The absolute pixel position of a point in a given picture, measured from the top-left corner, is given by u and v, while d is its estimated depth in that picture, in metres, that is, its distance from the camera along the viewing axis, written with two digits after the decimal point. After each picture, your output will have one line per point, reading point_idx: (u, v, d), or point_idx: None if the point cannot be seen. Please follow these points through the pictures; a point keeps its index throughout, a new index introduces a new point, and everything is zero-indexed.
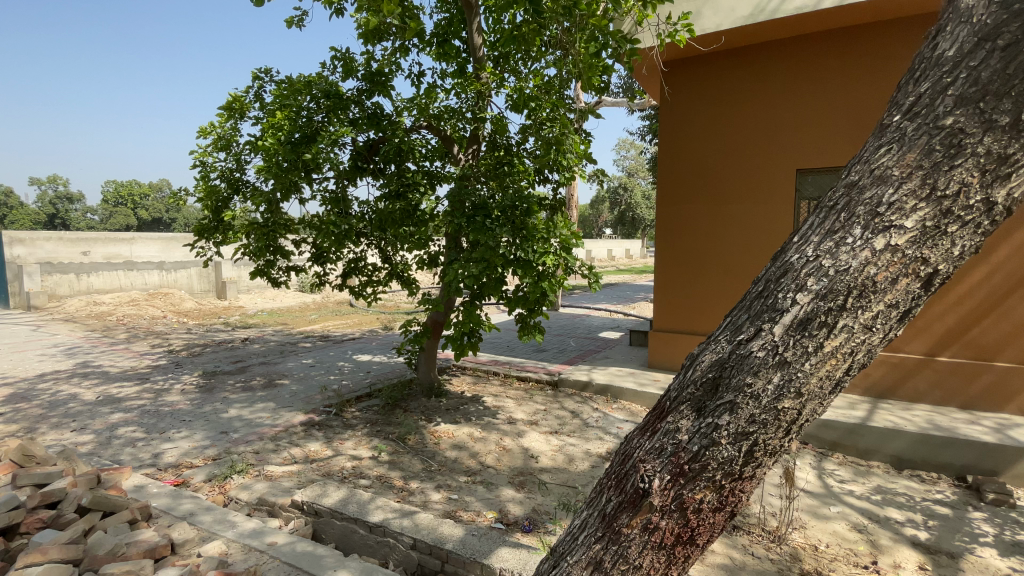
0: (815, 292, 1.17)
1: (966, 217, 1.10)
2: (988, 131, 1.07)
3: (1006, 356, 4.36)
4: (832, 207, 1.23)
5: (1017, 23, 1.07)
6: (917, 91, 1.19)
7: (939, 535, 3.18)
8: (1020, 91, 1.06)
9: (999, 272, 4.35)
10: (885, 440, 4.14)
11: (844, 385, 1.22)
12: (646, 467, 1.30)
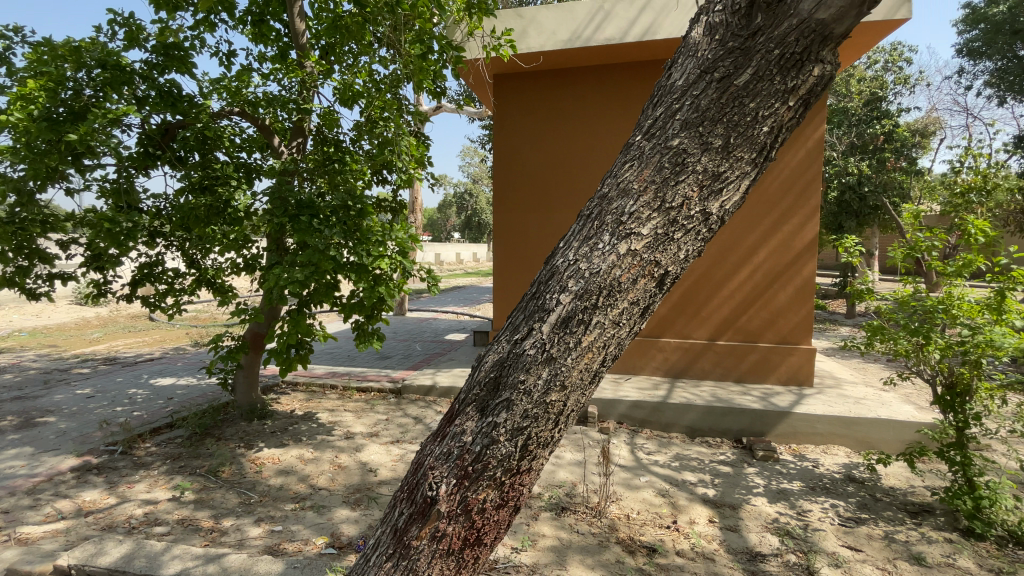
0: (574, 292, 1.35)
1: (689, 226, 1.38)
2: (704, 152, 1.37)
3: (765, 338, 5.48)
4: (588, 216, 1.43)
5: (728, 60, 1.38)
6: (655, 114, 1.45)
7: (718, 488, 3.86)
8: (725, 120, 1.37)
9: (758, 271, 5.49)
10: (681, 414, 4.90)
11: (601, 374, 1.43)
12: (435, 475, 1.40)
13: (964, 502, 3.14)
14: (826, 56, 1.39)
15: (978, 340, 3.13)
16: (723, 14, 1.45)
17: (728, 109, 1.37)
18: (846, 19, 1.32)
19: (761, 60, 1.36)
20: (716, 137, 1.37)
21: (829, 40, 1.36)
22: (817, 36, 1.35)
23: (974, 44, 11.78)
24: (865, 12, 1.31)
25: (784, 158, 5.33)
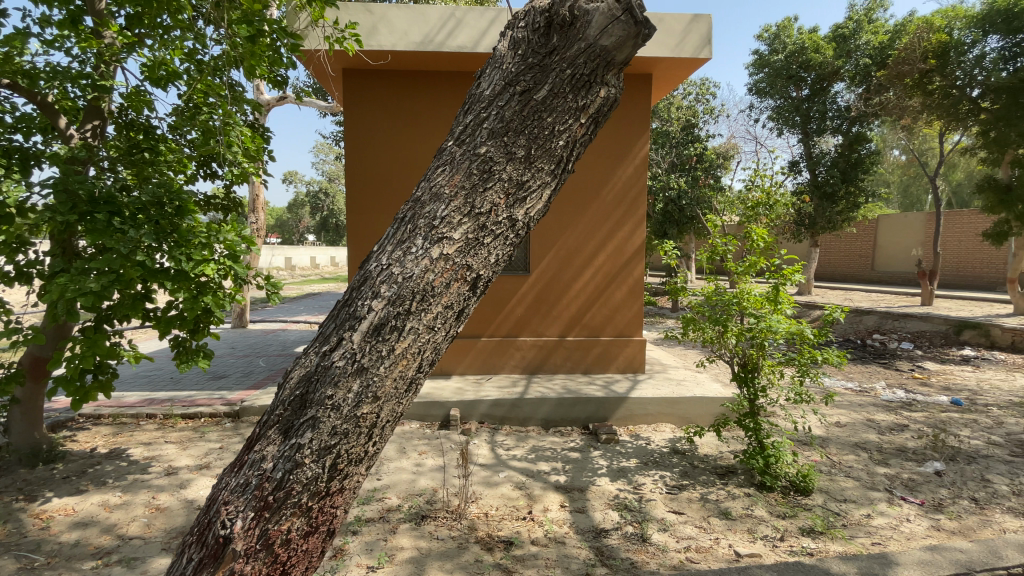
0: (386, 298, 1.41)
1: (498, 230, 1.50)
2: (509, 161, 1.50)
3: (606, 332, 6.06)
4: (402, 220, 1.52)
5: (527, 76, 1.55)
6: (465, 121, 1.57)
7: (569, 474, 4.16)
8: (527, 131, 1.52)
9: (600, 271, 6.03)
10: (536, 408, 5.16)
11: (416, 383, 1.48)
12: (231, 510, 1.36)
13: (756, 461, 3.83)
14: (613, 79, 1.61)
15: (762, 325, 3.85)
16: (525, 30, 1.62)
17: (529, 120, 1.52)
18: (625, 48, 1.54)
19: (555, 78, 1.53)
20: (520, 147, 1.51)
21: (613, 64, 1.57)
22: (603, 60, 1.55)
23: (759, 85, 14.50)
24: (638, 44, 1.55)
25: (617, 171, 5.96)
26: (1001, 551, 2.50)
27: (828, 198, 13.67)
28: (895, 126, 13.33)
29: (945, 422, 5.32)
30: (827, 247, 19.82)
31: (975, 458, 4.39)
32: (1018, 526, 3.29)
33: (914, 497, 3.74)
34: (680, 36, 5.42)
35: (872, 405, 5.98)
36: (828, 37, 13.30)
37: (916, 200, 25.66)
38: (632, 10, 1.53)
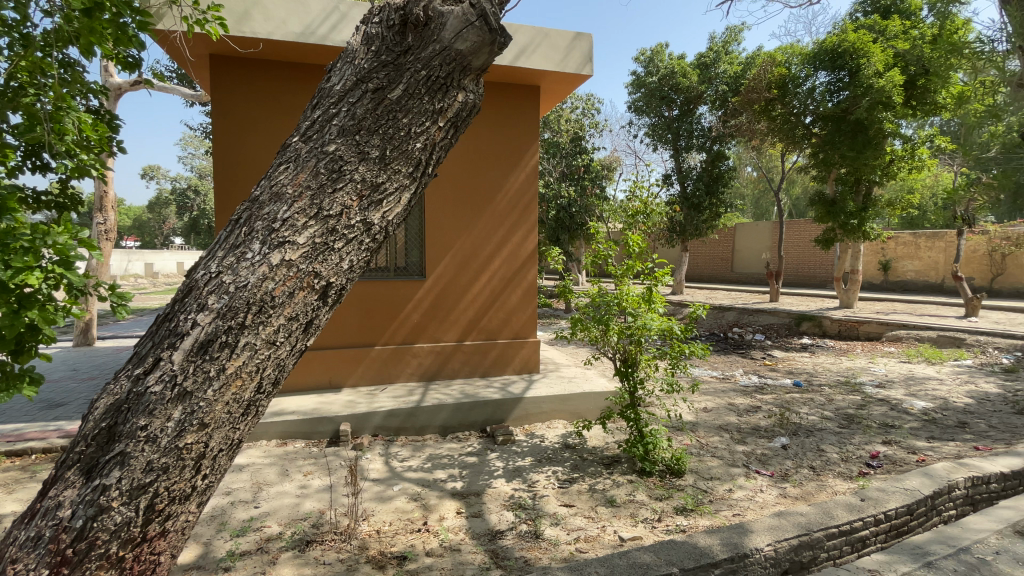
0: (216, 309, 1.39)
1: (349, 235, 1.53)
2: (362, 162, 1.54)
3: (503, 335, 6.16)
4: (238, 222, 1.51)
5: (378, 75, 1.60)
6: (313, 117, 1.60)
7: (465, 479, 4.14)
8: (381, 131, 1.57)
9: (496, 275, 6.12)
10: (433, 415, 5.08)
11: (255, 404, 1.46)
12: (20, 567, 1.26)
13: (637, 448, 4.12)
14: (469, 85, 1.70)
15: (638, 323, 4.17)
16: (380, 26, 1.66)
17: (383, 120, 1.57)
18: (480, 54, 1.64)
19: (409, 78, 1.60)
20: (374, 148, 1.56)
21: (469, 69, 1.66)
22: (458, 64, 1.63)
23: (637, 103, 15.78)
24: (492, 52, 1.66)
25: (509, 178, 6.09)
26: (830, 510, 2.95)
27: (696, 208, 15.27)
28: (747, 146, 15.31)
29: (788, 401, 6.19)
30: (697, 252, 22.11)
31: (810, 430, 5.16)
32: (841, 485, 3.92)
33: (766, 469, 4.29)
34: (564, 52, 5.71)
35: (732, 391, 6.77)
36: (693, 64, 14.88)
37: (765, 211, 29.68)
38: (486, 17, 1.62)
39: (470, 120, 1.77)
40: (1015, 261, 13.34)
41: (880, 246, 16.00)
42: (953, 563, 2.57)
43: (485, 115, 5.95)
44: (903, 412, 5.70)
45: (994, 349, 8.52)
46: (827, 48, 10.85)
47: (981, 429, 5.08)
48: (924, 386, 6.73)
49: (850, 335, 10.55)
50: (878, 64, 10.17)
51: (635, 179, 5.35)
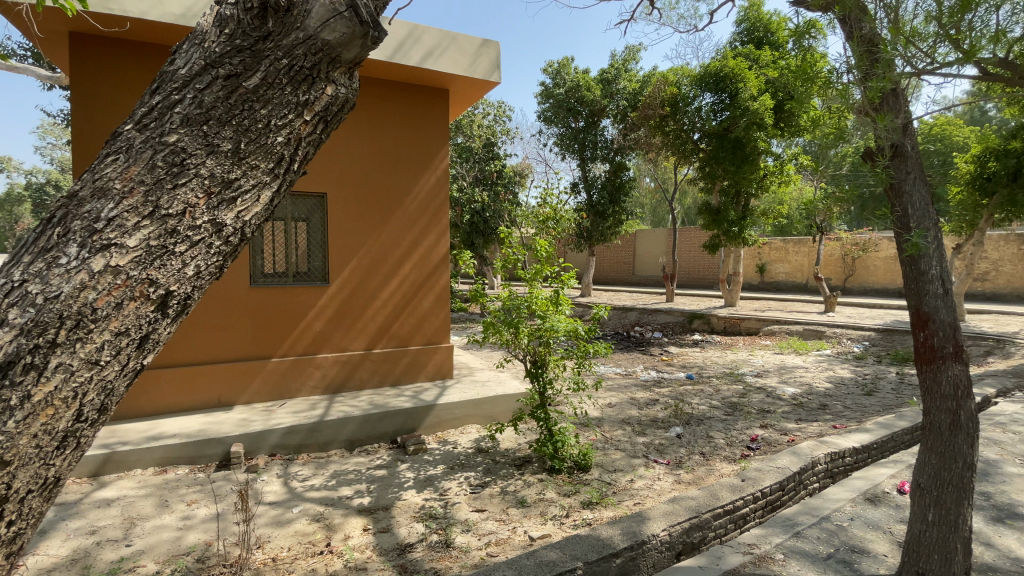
0: (18, 326, 1.20)
1: (193, 237, 1.39)
2: (210, 154, 1.41)
3: (414, 341, 6.00)
4: (52, 222, 1.32)
5: (230, 62, 1.48)
6: (152, 103, 1.44)
7: (373, 494, 3.96)
8: (235, 121, 1.45)
9: (405, 281, 5.94)
10: (338, 429, 4.80)
11: (74, 432, 1.27)
12: None
13: (547, 447, 4.21)
14: (340, 79, 1.62)
15: (546, 325, 4.27)
16: (236, 9, 1.55)
17: (236, 111, 1.45)
18: (351, 46, 1.57)
19: (268, 66, 1.50)
20: (225, 140, 1.44)
21: (339, 61, 1.58)
22: (326, 55, 1.55)
23: (546, 113, 16.27)
24: (364, 45, 1.59)
25: (418, 182, 5.97)
26: (716, 492, 3.22)
27: (602, 214, 16.09)
28: (646, 159, 16.43)
29: (682, 393, 6.71)
30: (603, 257, 23.32)
31: (701, 419, 5.63)
32: (727, 467, 4.31)
33: (664, 458, 4.60)
34: (472, 57, 5.73)
35: (635, 386, 7.19)
36: (597, 79, 15.66)
37: (662, 218, 32.13)
38: (356, 8, 1.54)
39: (343, 115, 1.68)
40: (860, 264, 15.64)
41: (757, 251, 17.97)
42: (816, 530, 2.93)
43: (392, 116, 5.80)
44: (776, 398, 6.41)
45: (846, 340, 9.90)
46: (711, 72, 11.98)
47: (837, 409, 5.87)
48: (792, 374, 7.66)
49: (734, 331, 11.70)
50: (754, 89, 11.39)
51: (546, 186, 5.47)
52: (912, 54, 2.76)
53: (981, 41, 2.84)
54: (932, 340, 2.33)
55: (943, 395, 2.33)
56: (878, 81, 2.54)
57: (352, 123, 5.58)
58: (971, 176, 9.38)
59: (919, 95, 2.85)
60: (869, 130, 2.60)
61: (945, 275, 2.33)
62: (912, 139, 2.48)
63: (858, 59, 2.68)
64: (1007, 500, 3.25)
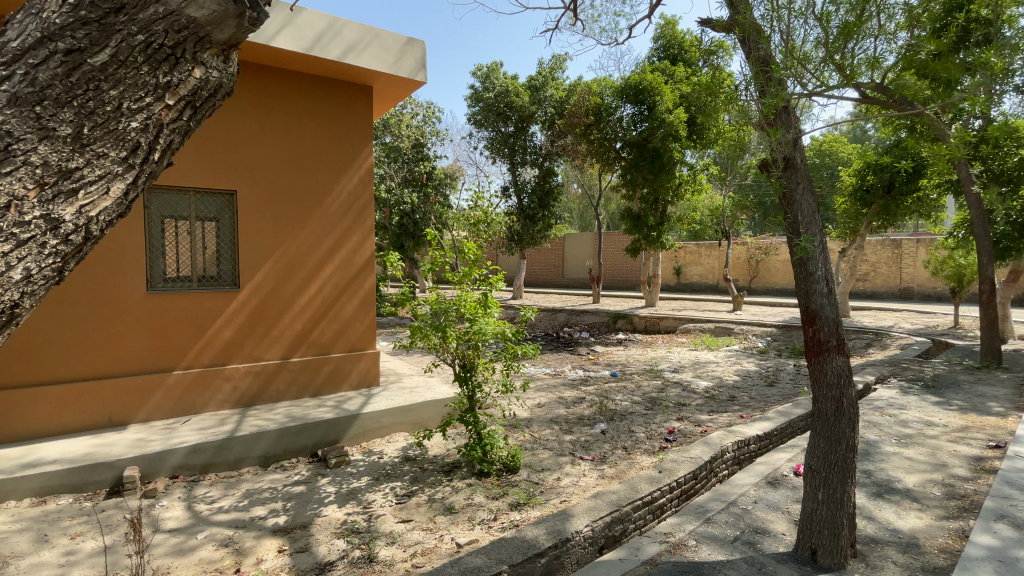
0: None
1: (22, 234, 1.41)
2: (43, 140, 1.43)
3: (337, 348, 5.72)
4: None
5: (75, 35, 1.45)
6: None
7: (290, 512, 3.72)
8: (76, 104, 1.47)
9: (326, 285, 5.66)
10: (251, 445, 4.46)
11: None
12: None
13: (476, 451, 4.17)
14: (210, 61, 1.65)
15: (475, 328, 4.24)
16: None
17: (77, 90, 1.46)
18: (223, 26, 1.56)
19: (121, 42, 1.48)
20: (64, 123, 1.46)
21: (208, 40, 1.58)
22: (190, 33, 1.54)
23: (476, 116, 16.26)
24: (235, 27, 1.58)
25: (340, 181, 5.71)
26: (636, 485, 3.36)
27: (532, 218, 16.34)
28: (572, 165, 16.91)
29: (607, 391, 6.95)
30: (533, 259, 23.71)
31: (624, 415, 5.86)
32: (647, 460, 4.52)
33: (589, 454, 4.73)
34: (396, 55, 5.60)
35: (562, 385, 7.35)
36: (526, 85, 15.88)
37: (589, 222, 33.31)
38: None
39: (211, 99, 1.71)
40: (764, 266, 17.10)
41: (675, 254, 19.11)
42: (725, 515, 3.14)
43: (311, 111, 5.51)
44: (692, 391, 6.83)
45: (751, 336, 10.78)
46: (632, 84, 12.51)
47: (744, 400, 6.35)
48: (706, 369, 8.20)
49: (655, 330, 12.34)
50: (669, 103, 12.11)
51: (477, 190, 5.45)
52: (804, 77, 3.05)
53: (860, 68, 3.19)
54: (818, 334, 2.59)
55: (828, 384, 2.58)
56: (771, 98, 2.78)
57: (265, 116, 5.26)
58: (853, 188, 10.57)
59: (810, 113, 3.15)
60: (766, 143, 2.83)
61: (828, 277, 2.59)
62: (802, 153, 2.72)
63: (755, 77, 2.92)
64: (883, 476, 3.67)
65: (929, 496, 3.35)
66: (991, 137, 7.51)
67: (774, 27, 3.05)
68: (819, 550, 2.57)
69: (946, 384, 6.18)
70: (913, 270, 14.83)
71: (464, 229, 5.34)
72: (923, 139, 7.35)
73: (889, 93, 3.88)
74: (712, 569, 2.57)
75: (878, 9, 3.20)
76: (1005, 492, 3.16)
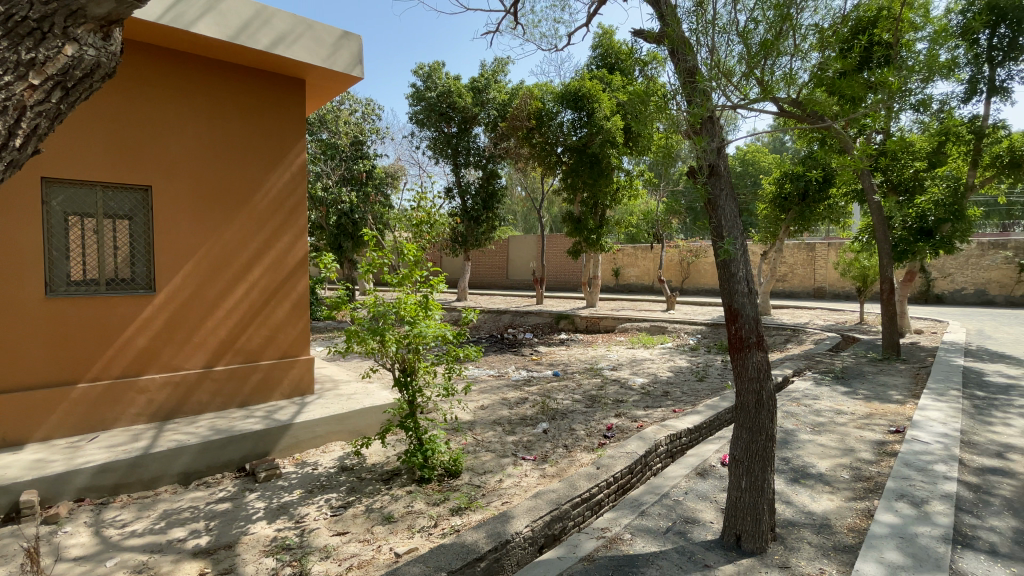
0: None
1: None
2: None
3: (266, 355, 5.40)
4: None
5: None
6: None
7: (213, 533, 3.47)
8: None
9: (255, 288, 5.33)
10: (170, 461, 4.12)
11: None
12: None
13: (416, 457, 4.07)
14: (86, 38, 1.58)
15: (415, 332, 4.14)
16: None
17: None
18: (99, 2, 1.53)
19: None
20: None
21: (80, 14, 1.53)
22: (61, 7, 1.49)
23: (418, 116, 16.00)
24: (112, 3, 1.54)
25: (269, 178, 5.40)
26: (575, 482, 3.42)
27: (475, 220, 16.31)
28: (515, 168, 17.05)
29: (549, 390, 7.05)
30: (477, 261, 23.66)
31: (565, 413, 5.97)
32: (587, 457, 4.62)
33: (531, 454, 4.77)
34: (331, 48, 5.38)
35: (505, 386, 7.37)
36: (468, 86, 15.80)
37: (532, 224, 33.77)
38: None
39: (90, 79, 1.64)
40: (695, 268, 18.05)
41: (613, 256, 19.75)
42: (658, 507, 3.26)
43: (236, 103, 5.19)
44: (629, 388, 7.07)
45: (684, 333, 11.33)
46: (572, 90, 12.78)
47: (677, 395, 6.66)
48: (642, 366, 8.53)
49: (595, 329, 12.69)
50: (607, 111, 12.50)
51: (419, 190, 5.34)
52: (729, 90, 3.24)
53: (777, 83, 3.43)
54: (740, 331, 2.75)
55: (749, 378, 2.75)
56: (697, 108, 2.94)
57: (184, 108, 4.90)
58: (773, 196, 11.39)
59: (735, 124, 3.35)
60: (693, 151, 2.97)
61: (749, 278, 2.76)
62: (725, 161, 2.89)
63: (683, 87, 3.07)
64: (800, 462, 3.96)
65: (839, 479, 3.65)
66: (888, 151, 8.33)
67: (701, 42, 3.22)
68: (743, 536, 2.73)
69: (853, 375, 6.79)
70: (825, 271, 16.21)
71: (406, 230, 5.21)
72: (832, 151, 8.03)
73: (803, 108, 4.19)
74: (646, 561, 2.66)
75: (793, 30, 3.45)
76: (902, 472, 3.50)
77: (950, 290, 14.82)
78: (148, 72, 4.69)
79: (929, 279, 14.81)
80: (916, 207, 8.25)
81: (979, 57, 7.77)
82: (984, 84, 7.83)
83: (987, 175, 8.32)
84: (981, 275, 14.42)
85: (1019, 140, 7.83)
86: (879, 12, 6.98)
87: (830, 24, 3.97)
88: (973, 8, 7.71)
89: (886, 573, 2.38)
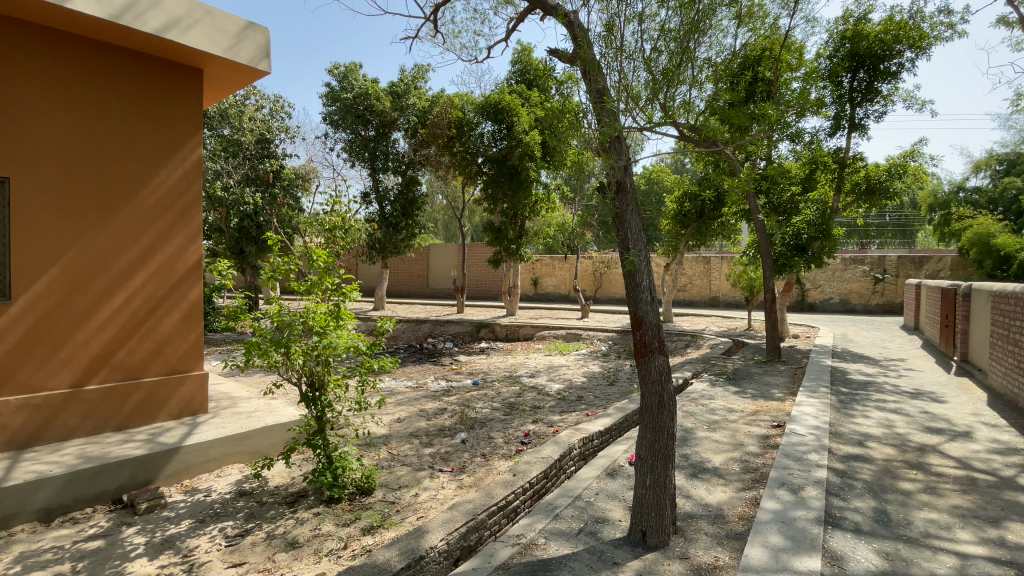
0: None
1: None
2: None
3: (151, 371, 4.82)
4: None
5: None
6: None
7: None
8: None
9: (137, 296, 4.73)
10: (26, 496, 3.52)
11: None
12: None
13: (325, 477, 3.83)
14: None
15: (324, 343, 3.88)
16: None
17: None
18: None
19: None
20: None
21: None
22: None
23: (332, 117, 15.32)
24: None
25: (157, 174, 4.87)
26: (491, 491, 3.42)
27: (393, 226, 15.94)
28: (435, 175, 16.86)
29: (468, 399, 7.00)
30: (396, 269, 23.06)
31: (483, 423, 5.95)
32: (503, 465, 4.64)
33: (447, 466, 4.70)
34: (233, 38, 5.02)
35: (422, 397, 7.22)
36: (386, 90, 15.37)
37: (455, 233, 33.76)
38: None
39: None
40: (607, 278, 19.00)
41: (532, 266, 20.24)
42: (571, 509, 3.36)
43: (116, 90, 4.63)
44: (546, 395, 7.22)
45: (596, 340, 11.84)
46: (492, 102, 12.98)
47: (589, 399, 6.92)
48: (558, 372, 8.76)
49: (515, 337, 12.86)
50: (525, 125, 12.79)
51: (332, 192, 5.10)
52: (636, 115, 3.47)
53: (677, 109, 3.73)
54: (644, 337, 2.93)
55: (652, 380, 2.94)
56: (605, 127, 3.10)
57: (52, 91, 4.31)
58: (674, 212, 12.28)
59: (641, 144, 3.59)
60: (603, 168, 3.15)
61: (652, 287, 2.95)
62: (630, 178, 3.08)
63: (594, 107, 3.21)
64: (698, 458, 4.28)
65: (731, 472, 3.99)
66: (770, 175, 9.40)
67: (610, 65, 3.43)
68: (648, 532, 2.88)
69: (744, 377, 7.48)
70: (719, 282, 17.80)
71: (319, 235, 4.96)
72: (725, 173, 8.86)
73: (700, 134, 4.55)
74: (559, 564, 2.72)
75: (690, 62, 3.77)
76: (783, 463, 3.90)
77: (821, 300, 16.88)
78: (9, 51, 4.10)
79: (804, 289, 16.81)
80: (792, 226, 9.28)
81: (842, 96, 9.00)
82: (846, 120, 9.07)
83: (847, 201, 9.63)
84: (844, 287, 16.59)
85: (872, 171, 9.15)
86: (763, 52, 7.87)
87: (722, 59, 4.38)
88: (838, 54, 8.94)
89: (770, 556, 2.63)
